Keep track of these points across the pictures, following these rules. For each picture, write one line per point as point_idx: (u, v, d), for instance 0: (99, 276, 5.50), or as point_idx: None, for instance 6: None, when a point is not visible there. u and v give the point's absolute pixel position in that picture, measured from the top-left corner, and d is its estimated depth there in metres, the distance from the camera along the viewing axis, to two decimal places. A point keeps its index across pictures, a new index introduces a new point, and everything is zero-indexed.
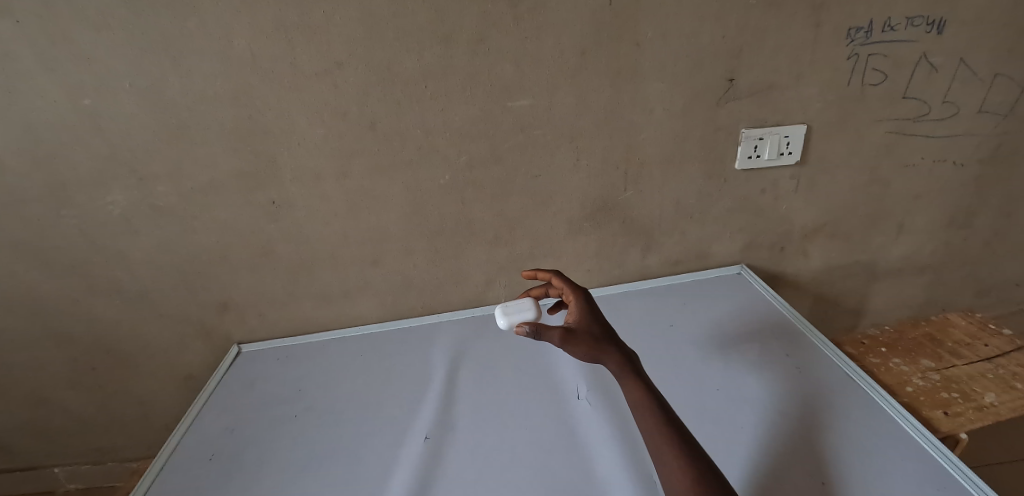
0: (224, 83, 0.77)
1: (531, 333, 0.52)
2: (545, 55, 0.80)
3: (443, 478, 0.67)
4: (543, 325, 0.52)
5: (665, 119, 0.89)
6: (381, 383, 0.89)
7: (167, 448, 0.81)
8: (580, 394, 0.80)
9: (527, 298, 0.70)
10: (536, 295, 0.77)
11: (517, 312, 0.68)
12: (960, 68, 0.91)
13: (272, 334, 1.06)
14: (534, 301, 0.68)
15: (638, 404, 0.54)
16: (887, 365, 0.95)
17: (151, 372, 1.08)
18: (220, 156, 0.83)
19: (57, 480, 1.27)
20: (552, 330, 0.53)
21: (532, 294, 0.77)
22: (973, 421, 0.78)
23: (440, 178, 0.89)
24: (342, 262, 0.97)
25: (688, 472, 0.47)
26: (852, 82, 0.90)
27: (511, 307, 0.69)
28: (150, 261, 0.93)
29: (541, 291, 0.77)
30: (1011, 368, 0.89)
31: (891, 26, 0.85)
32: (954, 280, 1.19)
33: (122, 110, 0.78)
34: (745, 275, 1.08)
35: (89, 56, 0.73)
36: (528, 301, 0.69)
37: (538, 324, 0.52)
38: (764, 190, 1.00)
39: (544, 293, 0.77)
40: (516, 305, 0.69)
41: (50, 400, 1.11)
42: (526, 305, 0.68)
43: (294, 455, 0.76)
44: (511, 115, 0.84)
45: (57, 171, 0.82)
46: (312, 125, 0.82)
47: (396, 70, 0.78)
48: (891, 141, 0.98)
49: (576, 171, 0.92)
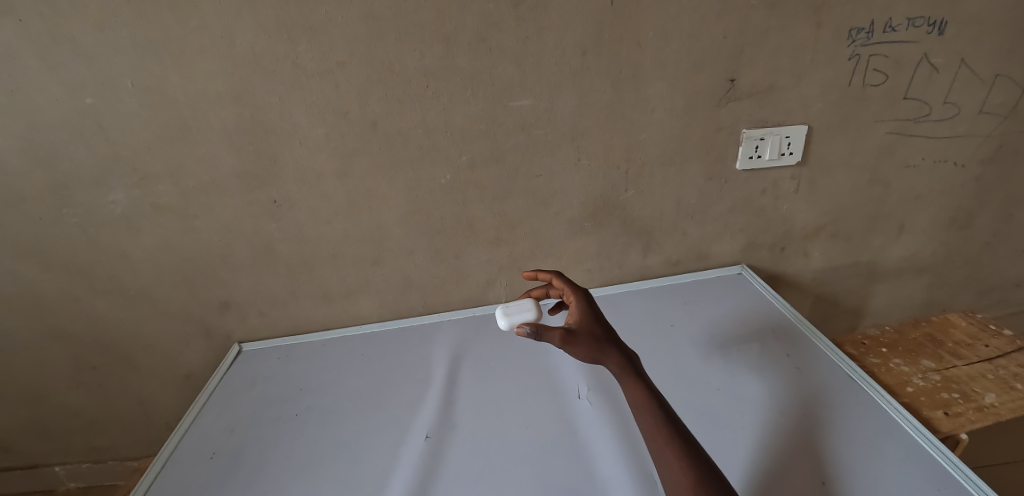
0: (225, 82, 0.77)
1: (531, 334, 0.52)
2: (546, 55, 0.80)
3: (443, 477, 0.67)
4: (544, 326, 0.52)
5: (666, 119, 0.89)
6: (381, 382, 0.89)
7: (167, 447, 0.81)
8: (581, 394, 0.80)
9: (527, 299, 0.70)
10: (536, 295, 0.77)
11: (518, 313, 0.68)
12: (962, 68, 0.91)
13: (273, 333, 1.06)
14: (535, 302, 0.69)
15: (639, 404, 0.54)
16: (887, 365, 0.95)
17: (151, 371, 1.09)
18: (221, 155, 0.83)
19: (57, 478, 1.27)
20: (553, 331, 0.53)
21: (532, 294, 0.77)
22: (973, 421, 0.78)
23: (441, 177, 0.89)
24: (342, 261, 0.97)
25: (689, 473, 0.47)
26: (852, 83, 0.90)
27: (511, 308, 0.69)
28: (150, 260, 0.93)
29: (541, 291, 0.77)
30: (1011, 369, 0.89)
31: (893, 26, 0.85)
32: (955, 280, 1.19)
33: (123, 109, 0.78)
34: (746, 275, 1.08)
35: (91, 55, 0.73)
36: (528, 302, 0.69)
37: (539, 325, 0.52)
38: (764, 191, 1.00)
39: (544, 293, 0.77)
40: (516, 306, 0.69)
41: (51, 399, 1.11)
42: (527, 305, 0.68)
43: (295, 454, 0.76)
44: (512, 114, 0.84)
45: (59, 170, 0.82)
46: (313, 124, 0.82)
47: (397, 69, 0.78)
48: (892, 142, 0.98)
49: (577, 171, 0.92)
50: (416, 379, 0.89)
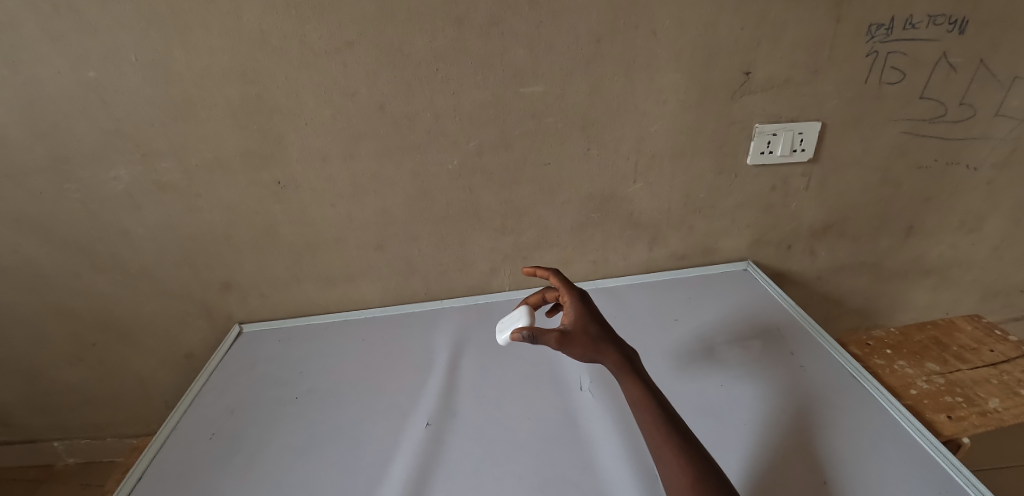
0: (232, 60, 0.76)
1: (526, 338, 0.52)
2: (559, 41, 0.78)
3: (442, 464, 0.67)
4: (539, 331, 0.52)
5: (678, 111, 0.88)
6: (381, 368, 0.89)
7: (166, 427, 0.81)
8: (583, 385, 0.79)
9: (520, 307, 0.66)
10: (532, 302, 0.70)
11: (511, 324, 0.65)
12: (980, 69, 0.89)
13: (274, 314, 1.05)
14: (528, 308, 0.65)
15: (637, 402, 0.53)
16: (891, 367, 0.90)
17: (151, 349, 1.09)
18: (226, 133, 0.82)
19: (56, 454, 1.27)
20: (547, 334, 0.52)
21: (528, 301, 0.70)
22: (976, 426, 0.76)
23: (448, 162, 0.88)
24: (346, 245, 0.96)
25: (687, 471, 0.47)
26: (869, 80, 0.88)
27: (506, 322, 0.67)
28: (152, 237, 0.93)
29: (537, 297, 0.70)
30: (1016, 375, 0.86)
31: (913, 23, 0.83)
32: (960, 283, 1.18)
33: (127, 83, 0.77)
34: (752, 272, 1.07)
35: (95, 28, 0.72)
36: (520, 310, 0.65)
37: (532, 330, 0.52)
38: (774, 187, 0.99)
39: (540, 299, 0.70)
40: (510, 318, 0.67)
41: (49, 374, 1.11)
42: (519, 315, 0.65)
43: (295, 437, 0.76)
44: (522, 101, 0.83)
45: (62, 144, 0.81)
46: (320, 106, 0.81)
47: (407, 51, 0.77)
48: (905, 142, 0.97)
49: (586, 161, 0.91)
50: (416, 366, 0.88)
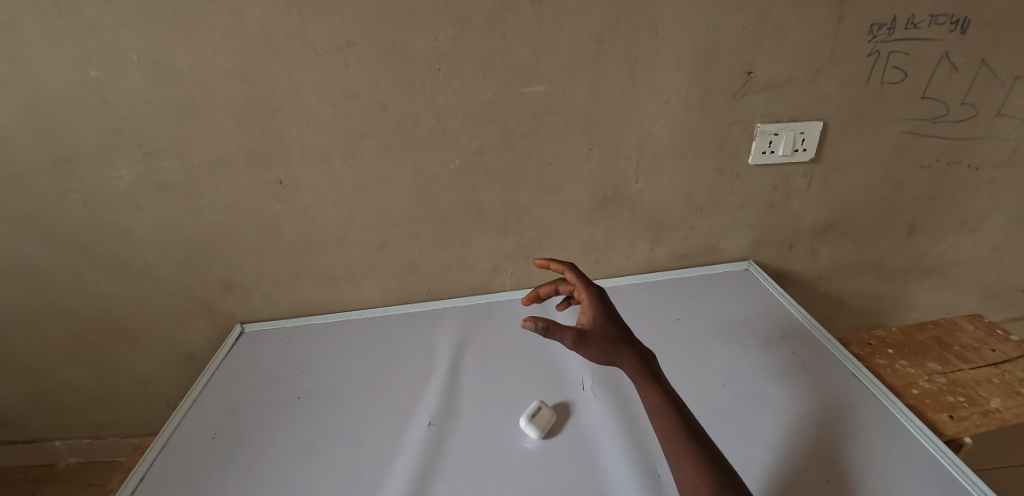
0: (233, 59, 0.76)
1: (541, 329, 0.51)
2: (561, 41, 0.78)
3: (445, 464, 0.67)
4: (556, 324, 0.52)
5: (680, 111, 0.88)
6: (384, 367, 0.89)
7: (169, 426, 0.81)
8: (585, 385, 0.79)
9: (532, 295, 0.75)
10: (544, 293, 0.73)
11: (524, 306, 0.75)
12: (982, 68, 0.89)
13: (275, 314, 1.05)
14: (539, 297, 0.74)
15: (654, 407, 0.54)
16: (893, 366, 0.90)
17: (152, 349, 1.09)
18: (227, 132, 0.82)
19: (58, 453, 1.28)
20: (565, 331, 0.53)
21: (539, 292, 0.73)
22: (977, 426, 0.75)
23: (449, 162, 0.88)
24: (347, 244, 0.96)
25: (705, 479, 0.47)
26: (871, 79, 0.88)
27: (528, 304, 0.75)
28: (153, 237, 0.93)
29: (549, 287, 0.73)
30: (1018, 375, 0.85)
31: (915, 23, 0.83)
32: (962, 282, 1.18)
33: (128, 83, 0.77)
34: (753, 271, 1.07)
35: (97, 28, 0.72)
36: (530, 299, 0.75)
37: (549, 321, 0.51)
38: (776, 187, 0.99)
39: (552, 290, 0.73)
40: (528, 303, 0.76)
41: (51, 374, 1.11)
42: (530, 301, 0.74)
43: (297, 437, 0.76)
44: (524, 101, 0.83)
45: (63, 144, 0.81)
46: (322, 106, 0.80)
47: (409, 51, 0.77)
48: (906, 142, 0.97)
49: (588, 161, 0.91)
50: (418, 365, 0.88)
